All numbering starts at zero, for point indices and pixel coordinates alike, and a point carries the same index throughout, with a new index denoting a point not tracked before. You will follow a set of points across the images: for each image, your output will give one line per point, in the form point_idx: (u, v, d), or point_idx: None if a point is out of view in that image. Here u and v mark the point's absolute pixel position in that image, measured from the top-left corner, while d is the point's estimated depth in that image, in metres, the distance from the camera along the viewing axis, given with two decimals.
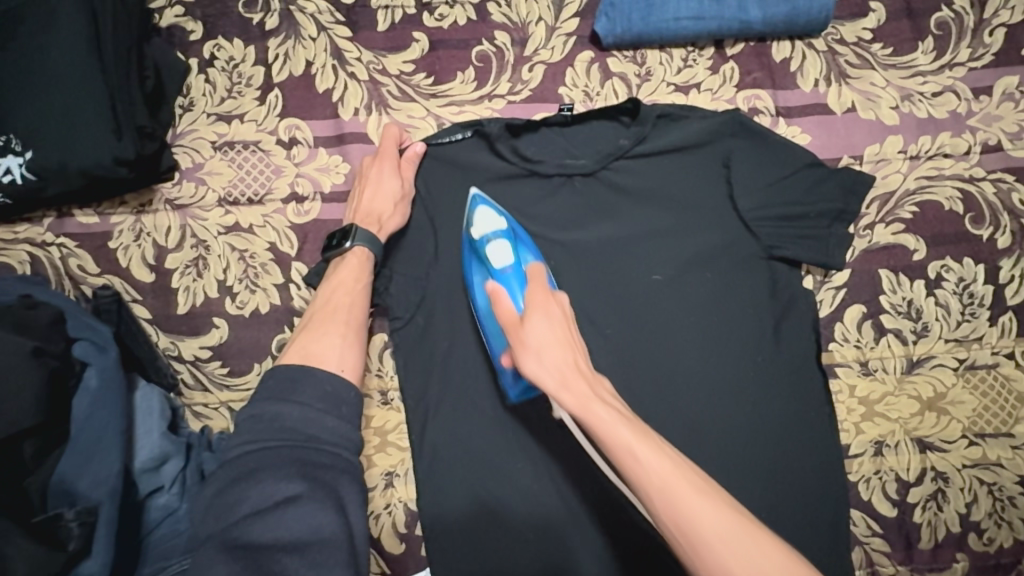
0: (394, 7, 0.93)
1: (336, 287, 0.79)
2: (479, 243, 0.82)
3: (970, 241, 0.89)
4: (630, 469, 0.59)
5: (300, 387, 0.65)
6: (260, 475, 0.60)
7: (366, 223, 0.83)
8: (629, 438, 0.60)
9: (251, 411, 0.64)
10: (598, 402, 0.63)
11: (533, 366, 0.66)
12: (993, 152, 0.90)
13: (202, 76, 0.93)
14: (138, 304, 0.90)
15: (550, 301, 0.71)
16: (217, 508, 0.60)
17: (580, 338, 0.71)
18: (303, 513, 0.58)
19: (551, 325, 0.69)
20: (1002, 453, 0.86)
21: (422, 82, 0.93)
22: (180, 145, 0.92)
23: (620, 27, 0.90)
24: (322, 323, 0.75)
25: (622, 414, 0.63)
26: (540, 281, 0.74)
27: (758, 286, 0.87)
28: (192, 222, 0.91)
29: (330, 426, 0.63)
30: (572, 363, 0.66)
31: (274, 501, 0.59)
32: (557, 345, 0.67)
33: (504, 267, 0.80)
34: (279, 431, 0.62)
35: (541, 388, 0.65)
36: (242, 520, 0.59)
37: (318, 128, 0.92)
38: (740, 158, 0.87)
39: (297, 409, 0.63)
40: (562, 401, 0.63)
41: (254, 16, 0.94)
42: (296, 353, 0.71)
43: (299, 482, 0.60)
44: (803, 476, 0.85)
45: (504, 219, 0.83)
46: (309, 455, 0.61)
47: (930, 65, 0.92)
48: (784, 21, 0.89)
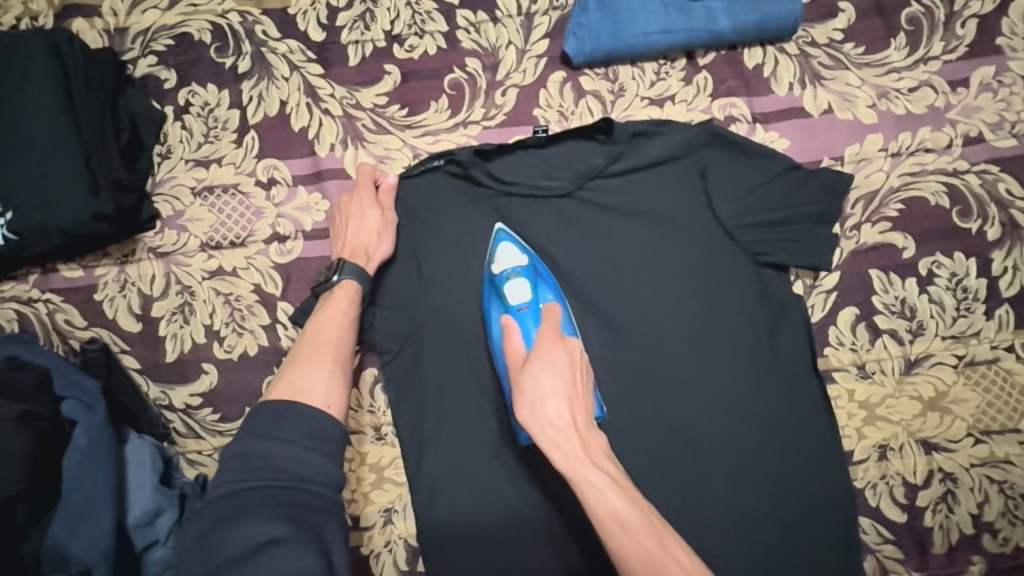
0: (364, 42, 0.94)
1: (325, 321, 0.79)
2: (498, 279, 0.83)
3: (959, 235, 0.88)
4: (613, 534, 0.63)
5: (285, 422, 0.65)
6: (246, 517, 0.59)
7: (354, 258, 0.83)
8: (617, 506, 0.64)
9: (236, 449, 0.63)
10: (589, 464, 0.65)
11: (528, 416, 0.68)
12: (975, 144, 0.89)
13: (179, 123, 0.93)
14: (127, 355, 0.90)
15: (557, 348, 0.71)
16: (200, 553, 0.58)
17: (582, 391, 0.71)
18: (287, 556, 0.56)
19: (554, 377, 0.69)
20: (1010, 450, 0.84)
21: (396, 114, 0.93)
22: (160, 194, 0.92)
23: (589, 46, 0.90)
24: (310, 357, 0.74)
25: (611, 476, 0.66)
26: (552, 324, 0.74)
27: (747, 295, 0.86)
28: (176, 269, 0.91)
29: (315, 467, 0.62)
30: (568, 418, 0.67)
31: (259, 544, 0.57)
32: (556, 398, 0.68)
33: (521, 305, 0.83)
34: (265, 471, 0.61)
35: (534, 439, 0.68)
36: (225, 565, 0.57)
37: (296, 167, 0.92)
38: (716, 169, 0.87)
39: (282, 447, 0.63)
40: (552, 458, 0.66)
41: (226, 61, 0.94)
42: (285, 388, 0.70)
43: (285, 524, 0.58)
44: (809, 486, 0.83)
45: (526, 256, 0.85)
46: (294, 496, 0.60)
47: (904, 61, 0.91)
48: (753, 28, 0.89)
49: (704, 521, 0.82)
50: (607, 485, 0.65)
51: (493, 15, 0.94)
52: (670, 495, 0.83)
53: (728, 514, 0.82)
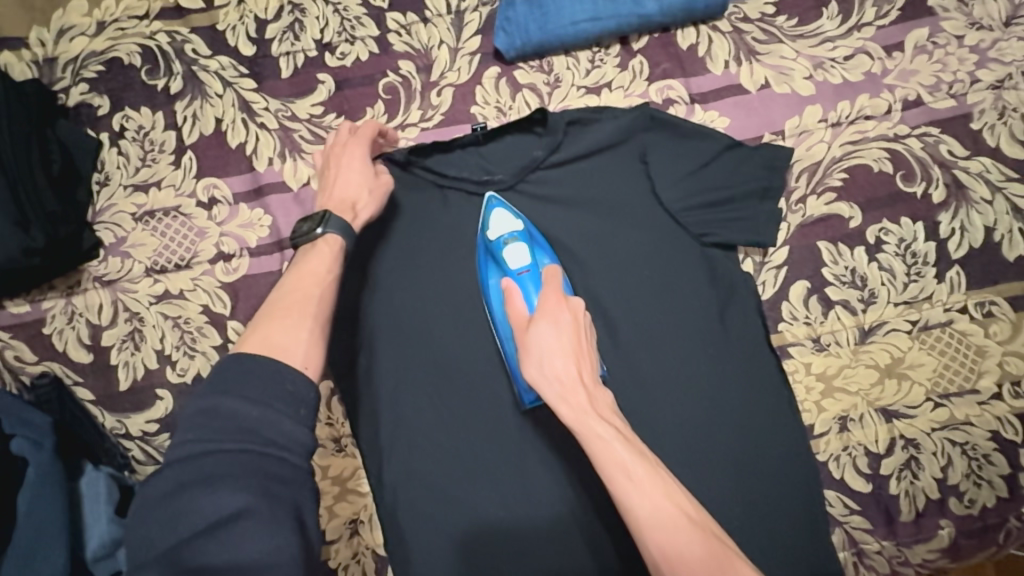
0: (295, 53, 0.93)
1: (305, 275, 0.67)
2: (496, 245, 0.82)
3: (904, 201, 0.87)
4: (620, 484, 0.60)
5: (253, 378, 0.56)
6: (222, 481, 0.51)
7: (339, 212, 0.73)
8: (624, 456, 0.61)
9: (199, 405, 0.55)
10: (595, 417, 0.64)
11: (535, 374, 0.67)
12: (914, 107, 0.89)
13: (115, 149, 0.93)
14: (80, 386, 0.89)
15: (562, 308, 0.70)
16: (159, 520, 0.51)
17: (589, 347, 0.69)
18: (262, 534, 0.51)
19: (559, 335, 0.68)
20: (970, 411, 0.84)
21: (333, 122, 0.92)
22: (101, 222, 0.91)
23: (519, 39, 0.89)
24: (286, 312, 0.63)
25: (618, 429, 0.64)
26: (554, 284, 0.72)
27: (696, 277, 0.85)
28: (123, 296, 0.90)
29: (290, 432, 0.54)
30: (574, 372, 0.66)
31: (236, 512, 0.51)
32: (562, 353, 0.67)
33: (520, 269, 0.81)
34: (236, 432, 0.53)
35: (541, 395, 0.67)
36: (195, 536, 0.50)
37: (235, 184, 0.91)
38: (659, 153, 0.86)
39: (253, 407, 0.54)
40: (559, 411, 0.65)
41: (158, 82, 0.93)
42: (258, 343, 0.59)
43: (262, 496, 0.52)
44: (772, 466, 0.83)
45: (521, 222, 0.84)
46: (268, 466, 0.53)
47: (837, 30, 0.91)
48: (682, 9, 0.89)
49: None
50: (613, 437, 0.63)
51: (423, 16, 0.93)
52: None
53: (691, 498, 0.82)
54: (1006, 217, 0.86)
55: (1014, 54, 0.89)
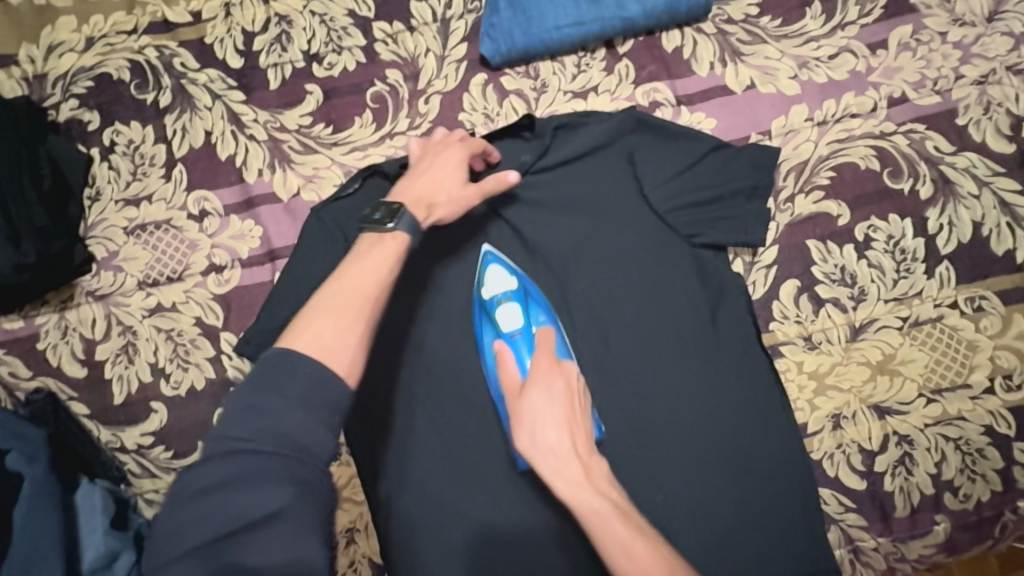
0: (282, 64, 0.93)
1: (363, 270, 0.63)
2: (490, 304, 0.83)
3: (892, 198, 0.88)
4: (621, 565, 0.60)
5: (297, 377, 0.54)
6: (252, 485, 0.50)
7: (415, 207, 0.72)
8: (623, 534, 0.61)
9: (240, 398, 0.54)
10: (591, 493, 0.64)
11: (528, 445, 0.67)
12: (899, 104, 0.89)
13: (106, 164, 0.93)
14: (75, 401, 0.89)
15: (554, 373, 0.70)
16: (191, 517, 0.50)
17: (583, 415, 0.69)
18: (288, 542, 0.50)
19: (553, 403, 0.68)
20: (962, 406, 0.84)
21: (322, 132, 0.92)
22: (93, 237, 0.92)
23: (505, 46, 0.90)
24: (343, 313, 0.59)
25: (615, 502, 0.64)
26: (546, 349, 0.72)
27: (686, 278, 0.86)
28: (116, 310, 0.90)
29: (322, 441, 0.53)
30: (568, 445, 0.66)
31: (265, 518, 0.50)
32: (555, 423, 0.66)
33: (513, 331, 0.81)
34: (274, 434, 0.52)
35: (536, 469, 0.66)
36: (225, 538, 0.49)
37: (225, 196, 0.92)
38: (646, 155, 0.87)
39: (291, 411, 0.53)
40: (554, 486, 0.65)
41: (147, 96, 0.94)
42: (310, 344, 0.56)
43: (288, 503, 0.51)
44: (767, 465, 0.83)
45: (515, 278, 0.84)
46: (300, 473, 0.52)
47: (821, 29, 0.91)
48: (666, 12, 0.89)
49: (663, 511, 0.82)
50: (610, 513, 0.62)
51: (409, 24, 0.94)
52: (629, 487, 0.82)
53: (686, 499, 0.82)
54: (993, 211, 0.87)
55: (998, 49, 0.89)
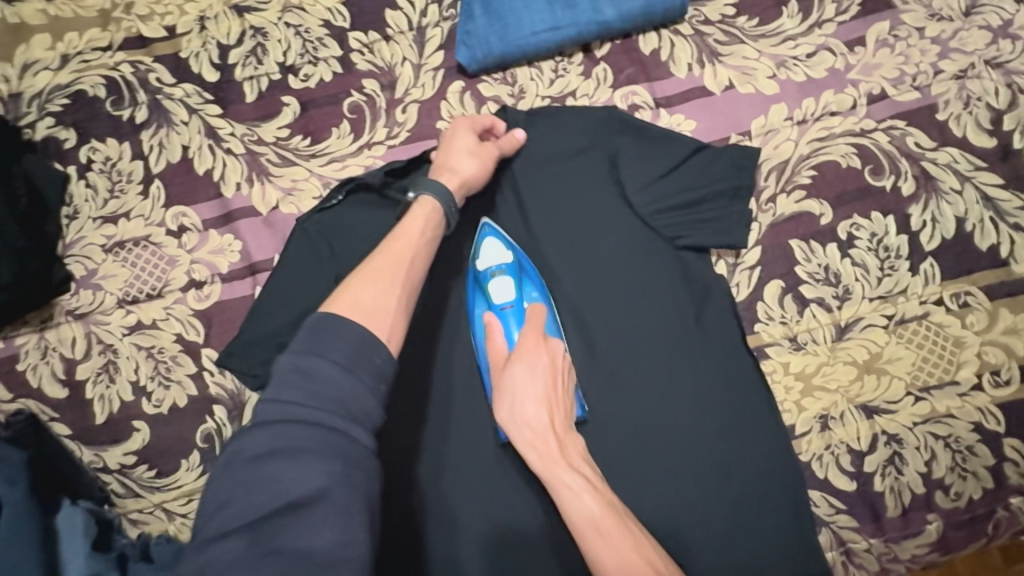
0: (258, 76, 0.93)
1: (399, 238, 0.69)
2: (483, 276, 0.83)
3: (874, 195, 0.87)
4: (588, 535, 0.64)
5: (342, 340, 0.55)
6: (301, 458, 0.50)
7: (440, 174, 0.78)
8: (593, 509, 0.65)
9: (291, 363, 0.54)
10: (565, 468, 0.68)
11: (506, 417, 0.71)
12: (879, 101, 0.89)
13: (83, 182, 0.92)
14: (56, 422, 0.88)
15: (539, 350, 0.74)
16: (242, 487, 0.50)
17: (562, 393, 0.73)
18: (334, 523, 0.48)
19: (535, 378, 0.72)
20: (951, 404, 0.83)
21: (300, 144, 0.92)
22: (72, 255, 0.91)
23: (481, 53, 0.90)
24: (381, 274, 0.64)
25: (589, 478, 0.68)
26: (536, 325, 0.76)
27: (669, 281, 0.85)
28: (96, 329, 0.89)
29: (371, 409, 0.53)
30: (546, 422, 0.70)
31: (315, 494, 0.49)
32: (535, 401, 0.71)
33: (505, 304, 0.81)
34: (327, 400, 0.52)
35: (516, 444, 0.71)
36: (274, 512, 0.49)
37: (203, 211, 0.91)
38: (627, 157, 0.86)
39: (342, 376, 0.53)
40: (528, 457, 0.70)
41: (123, 113, 0.93)
42: (351, 304, 0.59)
43: (335, 481, 0.49)
44: (756, 468, 0.82)
45: (511, 252, 0.84)
46: (350, 448, 0.51)
47: (798, 28, 0.91)
48: (642, 15, 0.89)
49: (651, 517, 0.81)
50: (582, 487, 0.67)
51: (385, 34, 0.93)
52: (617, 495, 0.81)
53: (674, 504, 0.81)
54: (976, 206, 0.86)
55: (976, 43, 0.89)
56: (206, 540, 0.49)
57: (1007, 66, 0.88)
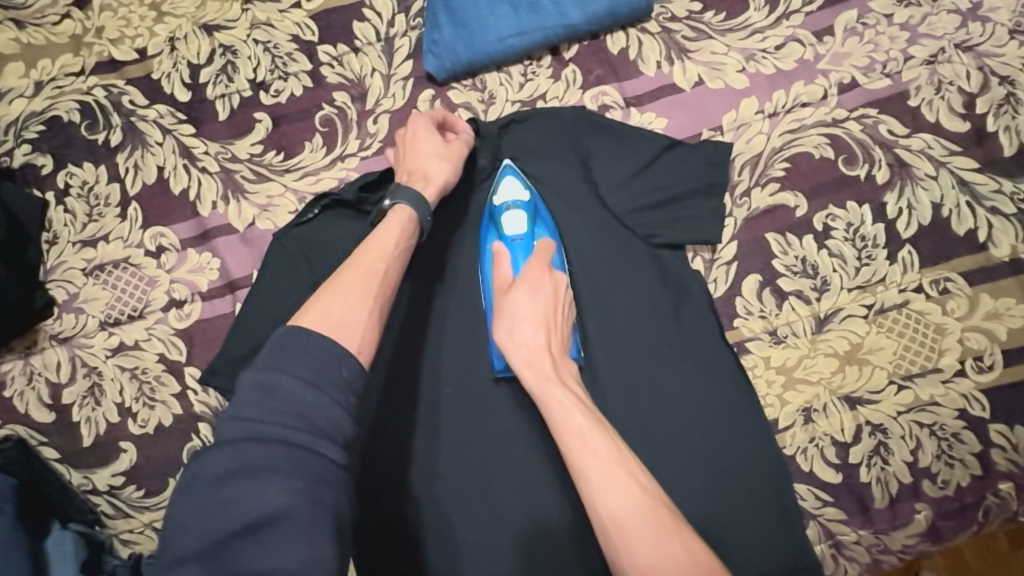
0: (229, 94, 0.93)
1: (369, 247, 0.69)
2: (497, 210, 0.84)
3: (849, 184, 0.87)
4: (574, 445, 0.62)
5: (309, 356, 0.54)
6: (263, 479, 0.49)
7: (412, 182, 0.77)
8: (581, 423, 0.63)
9: (255, 379, 0.54)
10: (557, 384, 0.67)
11: (504, 336, 0.72)
12: (849, 90, 0.88)
13: (62, 207, 0.93)
14: (44, 446, 0.89)
15: (543, 277, 0.75)
16: (200, 512, 0.48)
17: (560, 320, 0.74)
18: (299, 542, 0.47)
19: (534, 302, 0.73)
20: (934, 391, 0.83)
21: (273, 159, 0.92)
22: (53, 280, 0.92)
23: (449, 61, 0.90)
24: (351, 284, 0.65)
25: (579, 398, 0.67)
26: (542, 256, 0.77)
27: (646, 279, 0.85)
28: (80, 352, 0.90)
29: (337, 420, 0.52)
30: (543, 341, 0.71)
31: (276, 513, 0.48)
32: (532, 323, 0.71)
33: (515, 236, 0.83)
34: (290, 414, 0.51)
35: (509, 361, 0.71)
36: (234, 535, 0.47)
37: (181, 231, 0.92)
38: (599, 158, 0.86)
39: (307, 390, 0.52)
40: (523, 375, 0.69)
41: (98, 136, 0.94)
42: (318, 318, 0.59)
43: (300, 500, 0.48)
44: (741, 463, 0.81)
45: (528, 193, 0.84)
46: (316, 466, 0.50)
47: (765, 20, 0.91)
48: (607, 15, 0.90)
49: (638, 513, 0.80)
50: (572, 403, 0.65)
51: (354, 45, 0.93)
52: None
53: None
54: (952, 191, 0.85)
55: (945, 27, 0.89)
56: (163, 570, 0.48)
57: (978, 49, 0.88)
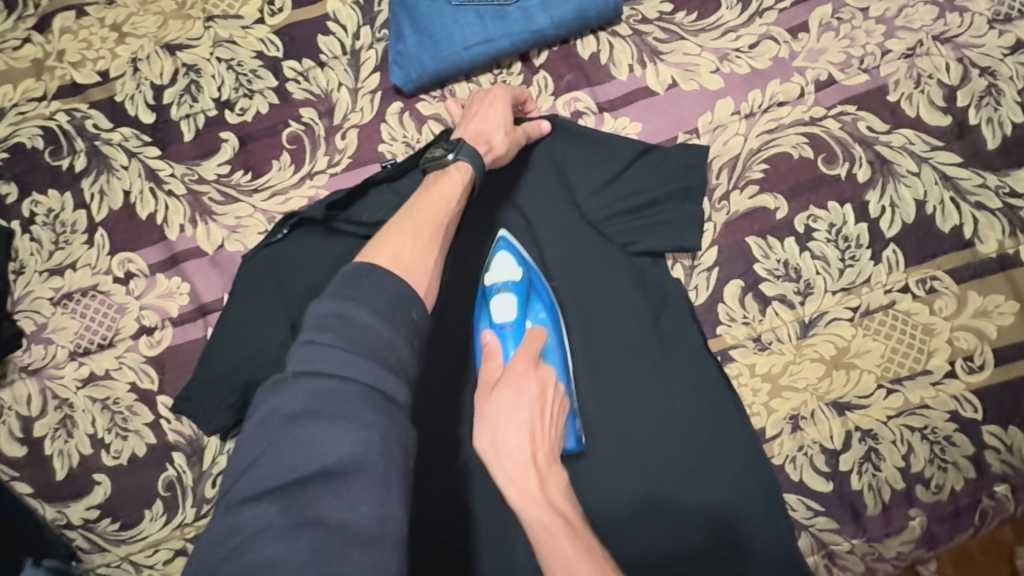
0: (194, 114, 0.92)
1: (431, 194, 0.72)
2: (489, 290, 0.80)
3: (829, 184, 0.85)
4: None
5: (381, 290, 0.54)
6: (337, 418, 0.47)
7: (475, 142, 0.79)
8: (570, 555, 0.56)
9: (329, 308, 0.52)
10: (544, 507, 0.59)
11: (486, 449, 0.61)
12: (827, 87, 0.86)
13: (28, 236, 0.91)
14: (16, 481, 0.87)
15: (528, 377, 0.64)
16: (274, 445, 0.47)
17: (552, 426, 0.63)
18: (372, 496, 0.45)
19: (519, 408, 0.62)
20: (924, 394, 0.81)
21: (241, 179, 0.90)
22: (21, 311, 0.90)
23: (416, 72, 0.88)
24: (416, 229, 0.67)
25: (568, 520, 0.59)
26: (528, 350, 0.67)
27: (626, 287, 0.83)
28: (50, 384, 0.88)
29: (407, 361, 0.52)
30: (528, 452, 0.60)
31: (348, 461, 0.46)
32: (519, 431, 0.61)
33: (505, 321, 0.78)
34: (362, 346, 0.50)
35: (490, 474, 0.61)
36: (306, 479, 0.45)
37: (149, 256, 0.90)
38: (575, 164, 0.84)
39: (381, 326, 0.52)
40: (505, 492, 0.60)
41: (62, 162, 0.92)
42: (390, 256, 0.62)
43: (372, 450, 0.46)
44: (730, 475, 0.78)
45: (522, 270, 0.81)
46: (389, 407, 0.49)
47: (738, 19, 0.89)
48: (575, 19, 0.88)
49: (633, 510, 0.78)
50: (560, 531, 0.58)
51: (319, 60, 0.92)
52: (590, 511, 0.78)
53: (649, 517, 0.78)
54: (936, 187, 0.83)
55: (922, 19, 0.87)
56: (234, 503, 0.45)
57: (956, 40, 0.86)
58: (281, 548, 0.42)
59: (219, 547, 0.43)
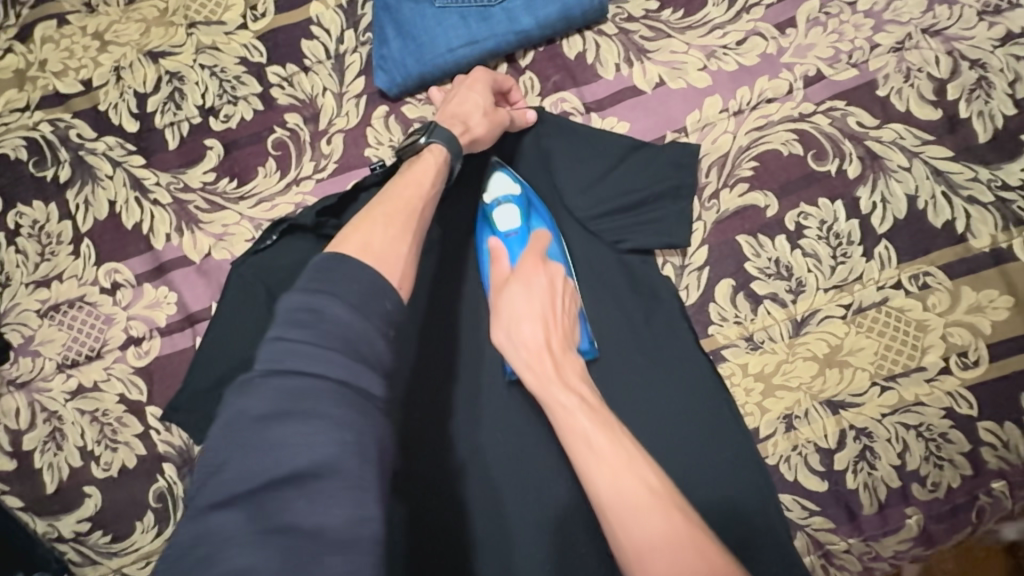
0: (179, 122, 0.91)
1: (404, 182, 0.70)
2: (489, 207, 0.82)
3: (819, 181, 0.84)
4: (579, 454, 0.58)
5: (352, 281, 0.53)
6: (311, 416, 0.46)
7: (450, 123, 0.77)
8: (586, 426, 0.60)
9: (299, 301, 0.51)
10: (560, 385, 0.64)
11: (503, 339, 0.69)
12: (815, 82, 0.85)
13: (13, 247, 0.91)
14: (6, 495, 0.86)
15: (538, 271, 0.72)
16: (242, 449, 0.45)
17: (563, 316, 0.71)
18: (349, 497, 0.44)
19: (532, 298, 0.70)
20: (919, 391, 0.80)
21: (227, 187, 0.89)
22: (8, 323, 0.89)
23: (400, 76, 0.87)
24: (388, 217, 0.65)
25: (585, 398, 0.64)
26: (536, 248, 0.75)
27: (616, 288, 0.82)
28: (38, 397, 0.88)
29: (382, 354, 0.51)
30: (542, 338, 0.68)
31: (322, 460, 0.45)
32: (532, 320, 0.68)
33: (508, 231, 0.80)
34: (332, 337, 0.49)
35: (507, 360, 0.68)
36: (278, 481, 0.44)
37: (136, 266, 0.89)
38: (562, 165, 0.84)
39: (354, 319, 0.51)
40: (523, 378, 0.66)
41: (47, 173, 0.91)
42: (357, 245, 0.59)
43: (346, 451, 0.46)
44: (724, 475, 0.78)
45: (518, 186, 0.83)
46: (365, 400, 0.48)
47: (724, 16, 0.88)
48: (560, 19, 0.87)
49: None
50: (575, 405, 0.62)
51: (303, 65, 0.91)
52: None
53: None
54: (927, 181, 0.82)
55: (911, 11, 0.86)
56: (200, 510, 0.44)
57: (945, 33, 0.85)
58: (254, 555, 0.41)
59: (184, 558, 0.42)
